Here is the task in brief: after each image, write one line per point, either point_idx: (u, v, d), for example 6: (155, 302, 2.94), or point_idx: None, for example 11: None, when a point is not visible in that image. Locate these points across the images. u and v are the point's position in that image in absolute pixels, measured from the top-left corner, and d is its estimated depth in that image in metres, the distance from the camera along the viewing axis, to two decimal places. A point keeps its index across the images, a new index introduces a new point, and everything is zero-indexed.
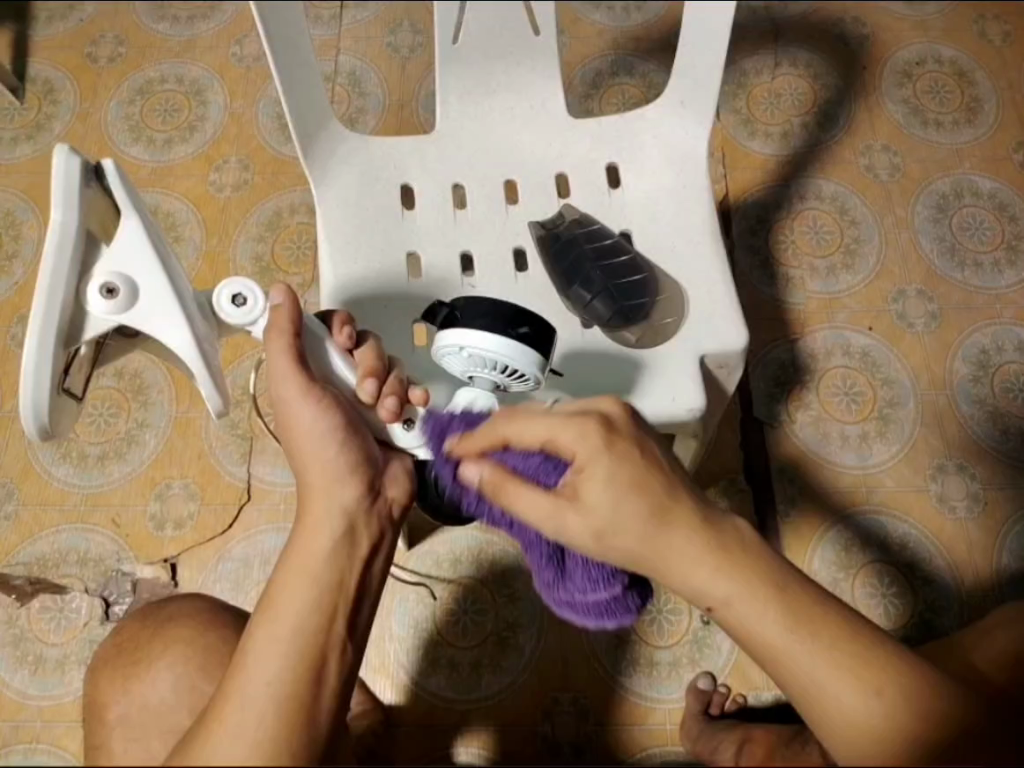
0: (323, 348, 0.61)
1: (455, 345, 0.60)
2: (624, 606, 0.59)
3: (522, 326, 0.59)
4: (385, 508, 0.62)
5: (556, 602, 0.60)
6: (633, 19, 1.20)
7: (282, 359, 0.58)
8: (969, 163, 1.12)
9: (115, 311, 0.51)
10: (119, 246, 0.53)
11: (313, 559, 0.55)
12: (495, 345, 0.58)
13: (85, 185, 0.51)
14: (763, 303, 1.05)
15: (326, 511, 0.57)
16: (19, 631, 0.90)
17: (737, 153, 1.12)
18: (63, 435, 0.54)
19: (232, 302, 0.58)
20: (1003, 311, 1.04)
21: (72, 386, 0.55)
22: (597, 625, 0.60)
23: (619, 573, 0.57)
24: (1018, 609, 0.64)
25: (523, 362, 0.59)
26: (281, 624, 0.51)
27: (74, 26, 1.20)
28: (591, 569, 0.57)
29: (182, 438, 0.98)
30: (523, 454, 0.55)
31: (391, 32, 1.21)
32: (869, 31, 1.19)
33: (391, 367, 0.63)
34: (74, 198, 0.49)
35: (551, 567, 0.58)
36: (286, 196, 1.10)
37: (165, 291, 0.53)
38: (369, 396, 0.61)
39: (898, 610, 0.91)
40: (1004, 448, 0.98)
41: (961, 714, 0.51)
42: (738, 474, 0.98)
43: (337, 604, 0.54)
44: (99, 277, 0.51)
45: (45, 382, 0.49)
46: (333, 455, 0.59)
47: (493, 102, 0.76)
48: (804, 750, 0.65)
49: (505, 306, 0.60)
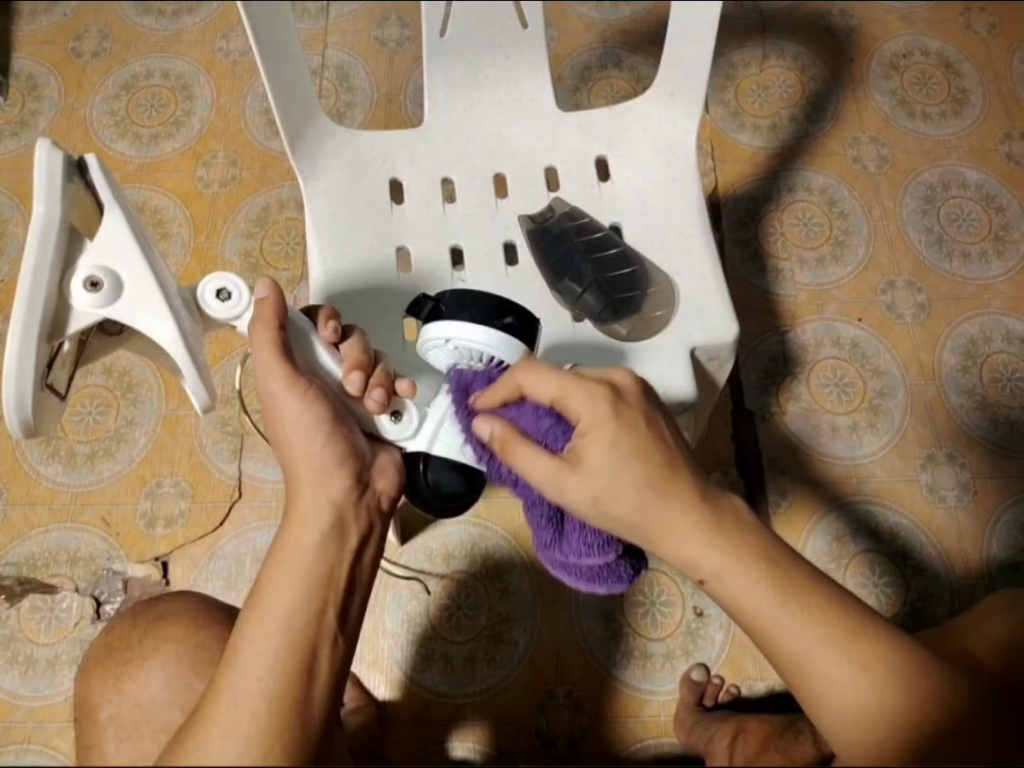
0: (309, 342, 0.61)
1: (441, 339, 0.59)
2: (616, 572, 0.59)
3: (506, 316, 0.59)
4: (373, 501, 0.61)
5: (550, 561, 0.60)
6: (621, 12, 1.20)
7: (265, 350, 0.58)
8: (957, 154, 1.12)
9: (100, 305, 0.51)
10: (101, 241, 0.52)
11: (303, 551, 0.54)
12: (483, 337, 0.58)
13: (68, 180, 0.51)
14: (754, 295, 1.05)
15: (316, 503, 0.57)
16: (9, 632, 0.90)
17: (727, 145, 1.12)
18: (46, 430, 0.54)
19: (216, 296, 0.58)
20: (992, 301, 1.05)
21: (56, 383, 0.55)
22: (587, 587, 0.60)
23: (615, 540, 0.56)
24: (1010, 596, 0.64)
25: (509, 353, 0.59)
26: (272, 620, 0.51)
27: (58, 22, 1.19)
28: (588, 534, 0.56)
29: (173, 435, 0.98)
30: (534, 414, 0.56)
31: (378, 26, 1.20)
32: (856, 23, 1.20)
33: (377, 360, 0.63)
34: (57, 192, 0.49)
35: (549, 527, 0.58)
36: (274, 191, 1.10)
37: (150, 284, 0.52)
38: (355, 389, 0.61)
39: (889, 599, 0.92)
40: (992, 437, 0.99)
41: (954, 698, 0.51)
42: (730, 466, 0.98)
43: (327, 597, 0.54)
44: (83, 271, 0.51)
45: (30, 374, 0.48)
46: (321, 448, 0.58)
47: (482, 94, 0.75)
48: (798, 740, 0.66)
49: (488, 297, 0.59)
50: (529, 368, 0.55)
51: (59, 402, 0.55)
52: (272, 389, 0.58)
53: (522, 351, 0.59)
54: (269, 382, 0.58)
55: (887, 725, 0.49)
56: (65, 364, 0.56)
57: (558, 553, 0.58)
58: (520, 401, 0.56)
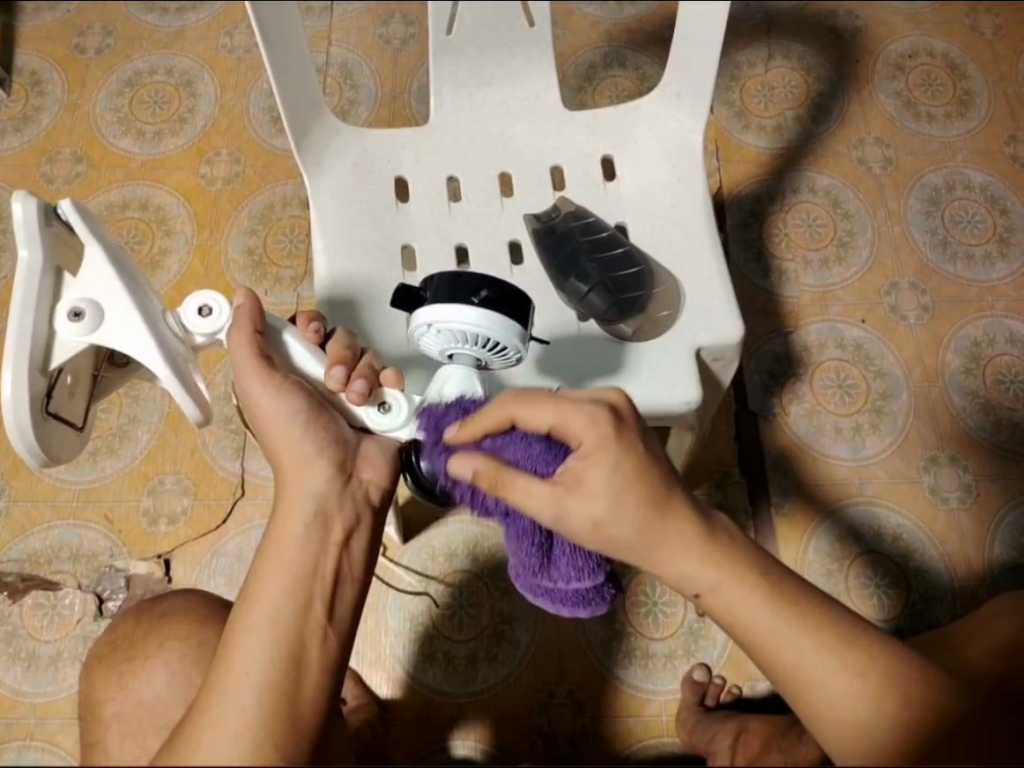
0: (284, 342, 0.62)
1: (425, 324, 0.58)
2: (601, 594, 0.58)
3: (483, 291, 0.57)
4: (360, 492, 0.60)
5: (531, 588, 0.58)
6: (626, 11, 1.20)
7: (243, 352, 0.58)
8: (961, 156, 1.12)
9: (84, 334, 0.52)
10: (85, 274, 0.53)
11: (287, 545, 0.54)
12: (466, 317, 0.56)
13: (45, 225, 0.52)
14: (757, 295, 1.05)
15: (298, 496, 0.57)
16: (12, 628, 0.90)
17: (731, 146, 1.12)
18: (58, 459, 0.55)
19: (198, 313, 0.59)
20: (995, 303, 1.05)
21: (70, 415, 0.56)
22: (570, 612, 0.59)
23: (604, 562, 0.56)
24: (1014, 598, 0.64)
25: (497, 330, 0.57)
26: (259, 614, 0.51)
27: (61, 17, 1.18)
28: (578, 556, 0.55)
29: (176, 433, 0.98)
30: (524, 442, 0.53)
31: (382, 24, 1.20)
32: (861, 24, 1.20)
33: (363, 354, 0.62)
34: (35, 234, 0.51)
35: (537, 554, 0.55)
36: (278, 189, 1.09)
37: (129, 307, 0.52)
38: (337, 383, 0.60)
39: (890, 601, 0.92)
40: (995, 439, 0.99)
41: (956, 701, 0.51)
42: (733, 466, 0.98)
43: (314, 591, 0.53)
44: (66, 304, 0.52)
45: (23, 406, 0.49)
46: (299, 438, 0.59)
47: (488, 93, 0.75)
48: (801, 741, 0.66)
49: (464, 275, 0.58)
50: (519, 398, 0.53)
51: (74, 432, 0.56)
52: (248, 386, 0.58)
53: (510, 325, 0.57)
54: (243, 379, 0.58)
55: (892, 726, 0.49)
56: (77, 394, 0.57)
57: (545, 580, 0.56)
58: (510, 428, 0.54)
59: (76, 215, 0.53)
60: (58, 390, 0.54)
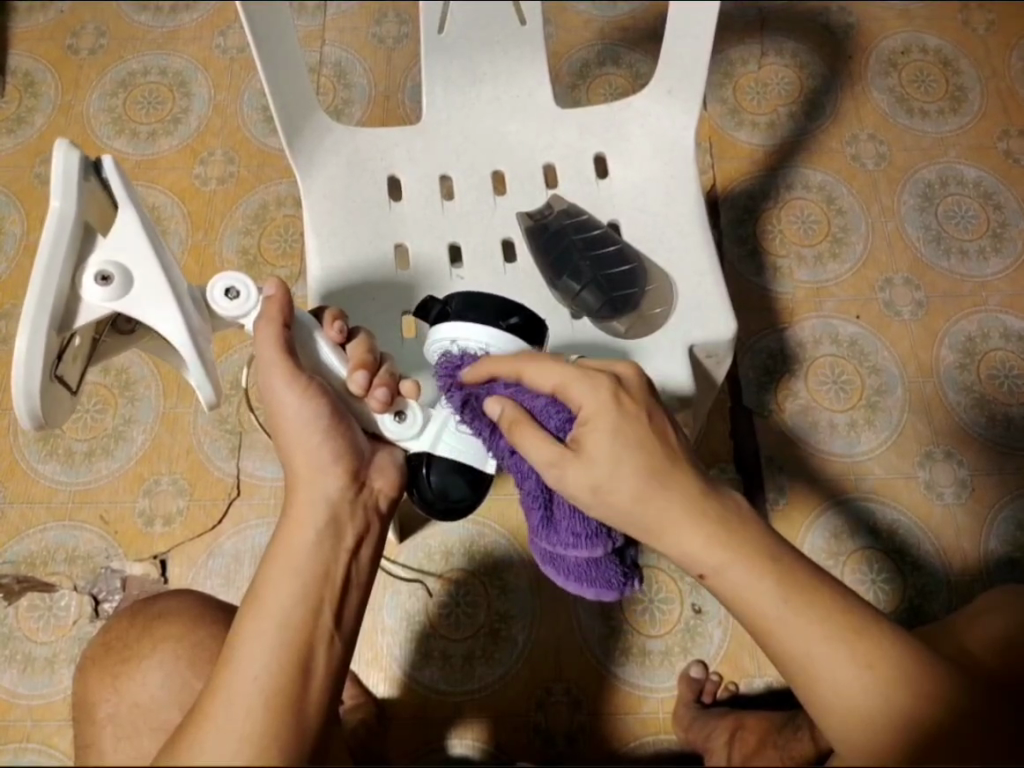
0: (313, 340, 0.61)
1: (448, 340, 0.59)
2: (606, 577, 0.58)
3: (512, 318, 0.59)
4: (371, 499, 0.61)
5: (541, 555, 0.60)
6: (619, 8, 1.20)
7: (271, 347, 0.57)
8: (955, 151, 1.12)
9: (109, 297, 0.52)
10: (115, 236, 0.53)
11: (298, 550, 0.54)
12: (489, 337, 0.59)
13: (85, 178, 0.52)
14: (752, 291, 1.05)
15: (311, 501, 0.57)
16: (8, 630, 0.90)
17: (725, 142, 1.12)
18: (53, 423, 0.54)
19: (225, 295, 0.59)
20: (989, 298, 1.05)
21: (67, 378, 0.56)
22: (576, 588, 0.60)
23: (605, 531, 0.56)
24: (1009, 593, 0.64)
25: (516, 355, 0.59)
26: (269, 616, 0.51)
27: (54, 18, 1.18)
28: (576, 522, 0.56)
29: (171, 433, 0.98)
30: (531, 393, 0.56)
31: (376, 23, 1.20)
32: (855, 20, 1.20)
33: (383, 360, 0.62)
34: (74, 189, 0.50)
35: (538, 508, 0.57)
36: (272, 188, 1.09)
37: (159, 278, 0.53)
38: (359, 387, 0.59)
39: (887, 597, 0.92)
40: (990, 434, 0.99)
41: (952, 699, 0.51)
42: (728, 462, 0.98)
43: (324, 596, 0.53)
44: (94, 264, 0.52)
45: (37, 363, 0.49)
46: (318, 443, 0.59)
47: (480, 91, 0.75)
48: (796, 736, 0.66)
49: (496, 298, 0.60)
50: None
51: (67, 396, 0.56)
52: (271, 384, 0.58)
53: (529, 352, 0.59)
54: (267, 376, 0.58)
55: (887, 724, 0.49)
56: (78, 360, 0.57)
57: (547, 543, 0.58)
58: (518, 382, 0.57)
59: (116, 175, 0.54)
60: (65, 354, 0.55)
